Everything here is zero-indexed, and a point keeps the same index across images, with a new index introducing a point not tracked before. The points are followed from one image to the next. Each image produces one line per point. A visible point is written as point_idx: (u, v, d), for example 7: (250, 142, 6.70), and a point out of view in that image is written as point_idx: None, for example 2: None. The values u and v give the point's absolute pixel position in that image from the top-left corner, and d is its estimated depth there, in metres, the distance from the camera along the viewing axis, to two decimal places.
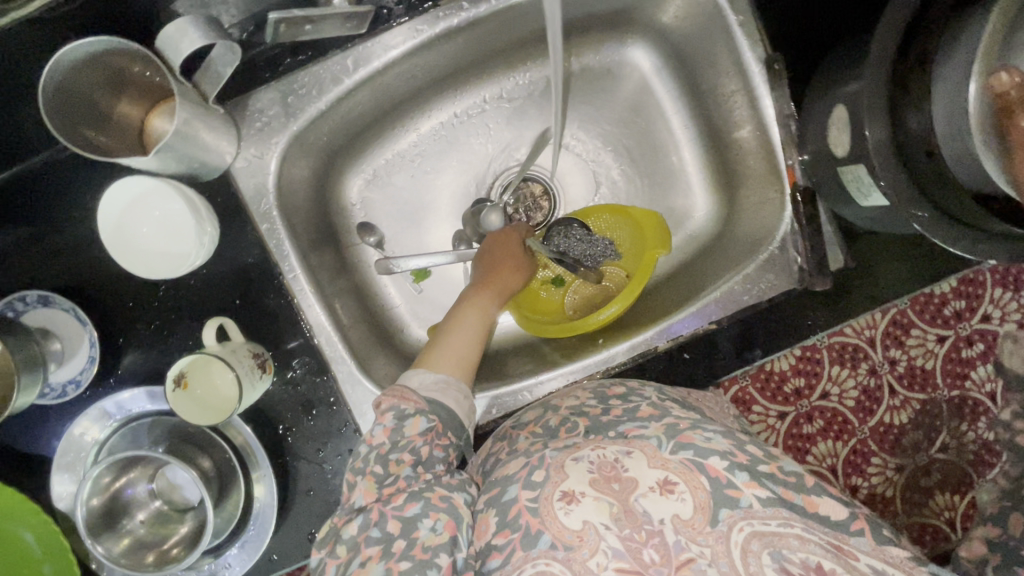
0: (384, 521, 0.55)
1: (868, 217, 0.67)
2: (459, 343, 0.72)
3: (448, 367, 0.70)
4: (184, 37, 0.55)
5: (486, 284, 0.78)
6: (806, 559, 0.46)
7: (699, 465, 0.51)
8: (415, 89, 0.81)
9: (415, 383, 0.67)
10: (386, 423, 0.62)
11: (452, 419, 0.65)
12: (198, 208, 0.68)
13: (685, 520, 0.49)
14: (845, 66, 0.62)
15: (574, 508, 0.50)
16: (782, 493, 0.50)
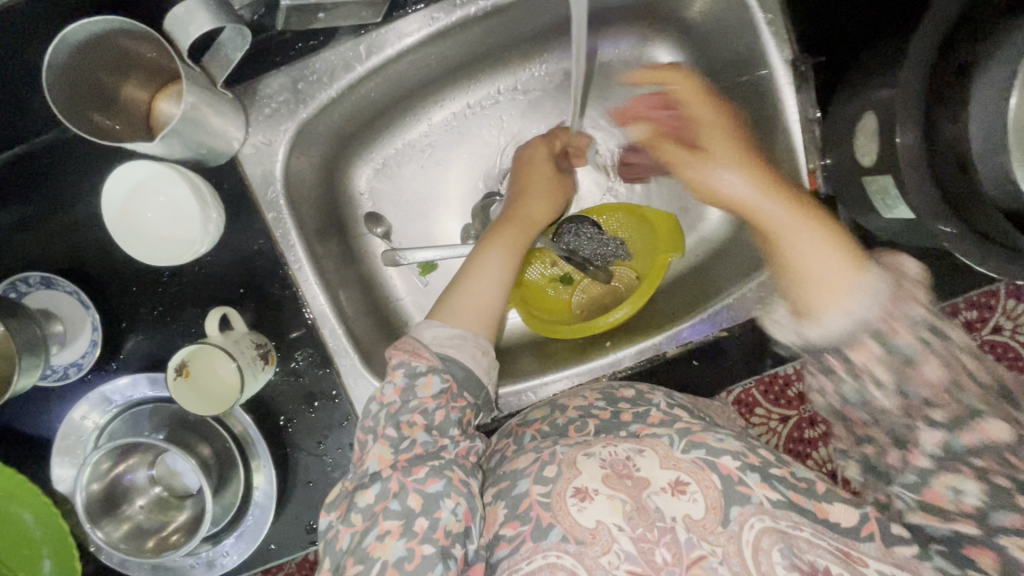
0: (405, 494, 0.54)
1: (890, 229, 0.66)
2: (479, 287, 0.69)
3: (467, 320, 0.67)
4: (194, 21, 0.53)
5: (506, 222, 0.75)
6: (814, 561, 0.49)
7: (711, 464, 0.53)
8: (429, 77, 0.79)
9: (430, 338, 0.65)
10: (397, 381, 0.60)
11: (469, 378, 0.63)
12: (204, 195, 0.66)
13: (696, 521, 0.51)
14: (876, 71, 0.60)
15: (587, 505, 0.52)
16: (792, 497, 0.53)
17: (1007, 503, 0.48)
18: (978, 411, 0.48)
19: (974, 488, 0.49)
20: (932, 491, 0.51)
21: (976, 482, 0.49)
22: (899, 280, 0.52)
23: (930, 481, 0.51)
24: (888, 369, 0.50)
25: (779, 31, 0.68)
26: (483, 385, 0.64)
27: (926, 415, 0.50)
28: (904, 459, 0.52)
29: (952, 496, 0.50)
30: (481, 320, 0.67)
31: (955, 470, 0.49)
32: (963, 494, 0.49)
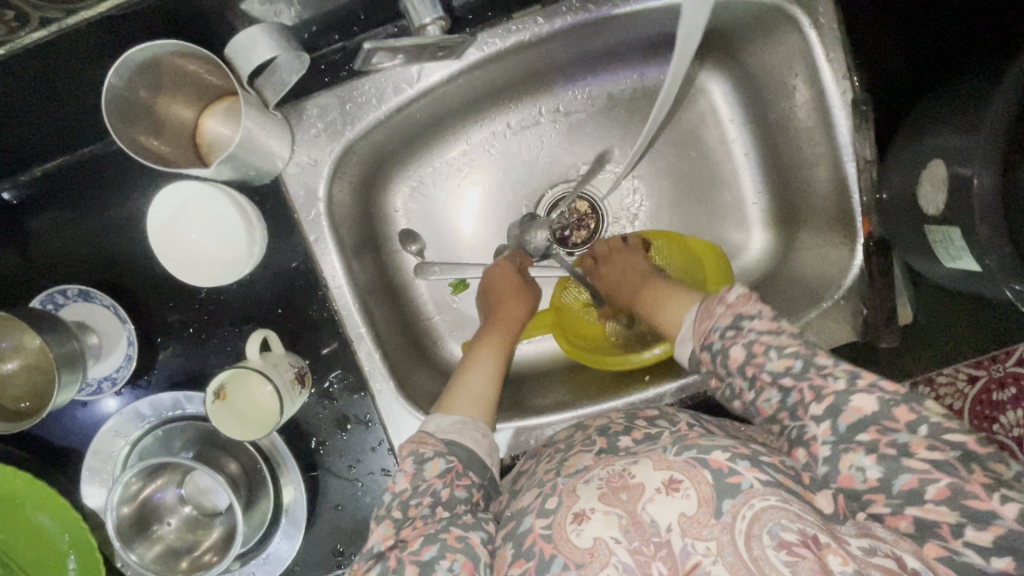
0: (402, 568, 0.53)
1: (946, 276, 0.64)
2: (475, 382, 0.70)
3: (464, 408, 0.68)
4: (257, 47, 0.54)
5: (491, 325, 0.78)
6: (804, 529, 0.46)
7: (702, 461, 0.50)
8: (473, 99, 0.77)
9: (433, 428, 0.65)
10: (406, 469, 0.60)
11: (472, 457, 0.62)
12: (248, 214, 0.66)
13: (691, 517, 0.48)
14: (943, 113, 0.58)
15: (585, 527, 0.49)
16: (781, 479, 0.51)
17: (900, 467, 0.50)
18: (841, 390, 0.53)
19: (870, 462, 0.50)
20: (843, 475, 0.52)
21: (870, 456, 0.51)
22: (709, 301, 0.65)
23: (837, 466, 0.52)
24: (731, 367, 0.59)
25: (839, 70, 0.66)
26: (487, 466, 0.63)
27: (804, 405, 0.54)
28: (811, 454, 0.53)
29: (859, 475, 0.51)
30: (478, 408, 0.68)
31: (850, 448, 0.51)
32: (867, 469, 0.51)
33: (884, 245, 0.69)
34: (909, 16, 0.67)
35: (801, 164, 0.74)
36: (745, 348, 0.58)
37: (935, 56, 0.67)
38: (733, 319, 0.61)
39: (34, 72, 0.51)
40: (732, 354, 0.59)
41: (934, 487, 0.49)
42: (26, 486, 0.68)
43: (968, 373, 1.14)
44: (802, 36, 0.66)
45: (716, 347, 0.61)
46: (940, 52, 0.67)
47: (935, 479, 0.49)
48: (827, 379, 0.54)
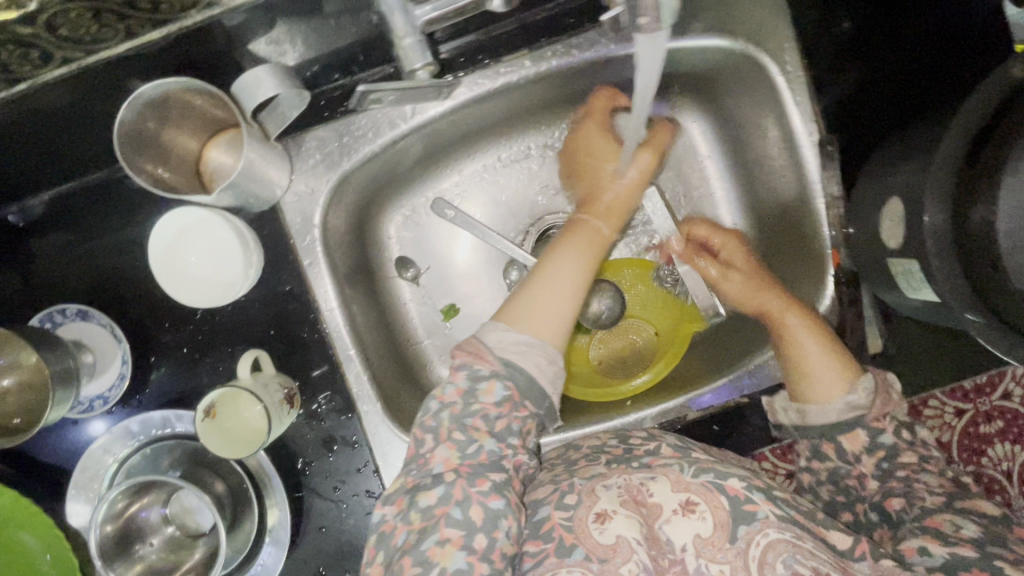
0: (468, 504, 0.54)
1: (910, 307, 0.67)
2: (546, 296, 0.67)
3: (530, 325, 0.65)
4: (261, 85, 0.58)
5: (569, 233, 0.74)
6: (817, 566, 0.51)
7: (718, 486, 0.55)
8: (465, 134, 0.81)
9: (494, 340, 0.64)
10: (459, 383, 0.61)
11: (530, 385, 0.63)
12: (245, 237, 0.70)
13: (706, 539, 0.53)
14: (899, 155, 0.62)
15: (607, 525, 0.53)
16: (795, 517, 0.55)
17: (1004, 543, 0.52)
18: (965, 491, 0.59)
19: (973, 527, 0.54)
20: (934, 520, 0.56)
21: (976, 524, 0.54)
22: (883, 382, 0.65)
23: (930, 514, 0.57)
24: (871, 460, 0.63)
25: (806, 112, 0.70)
26: (546, 394, 0.63)
27: (921, 479, 0.60)
28: (907, 503, 0.59)
29: (951, 527, 0.54)
30: (554, 332, 0.66)
31: (957, 513, 0.56)
32: (963, 527, 0.54)
33: (853, 278, 0.73)
34: (867, 64, 0.72)
35: (776, 200, 0.78)
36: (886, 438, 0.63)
37: (892, 102, 0.72)
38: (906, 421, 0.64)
39: (48, 105, 0.54)
40: (878, 449, 0.63)
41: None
42: (13, 504, 0.68)
43: (955, 406, 1.16)
44: (771, 84, 0.70)
45: (884, 437, 0.63)
46: (899, 98, 0.72)
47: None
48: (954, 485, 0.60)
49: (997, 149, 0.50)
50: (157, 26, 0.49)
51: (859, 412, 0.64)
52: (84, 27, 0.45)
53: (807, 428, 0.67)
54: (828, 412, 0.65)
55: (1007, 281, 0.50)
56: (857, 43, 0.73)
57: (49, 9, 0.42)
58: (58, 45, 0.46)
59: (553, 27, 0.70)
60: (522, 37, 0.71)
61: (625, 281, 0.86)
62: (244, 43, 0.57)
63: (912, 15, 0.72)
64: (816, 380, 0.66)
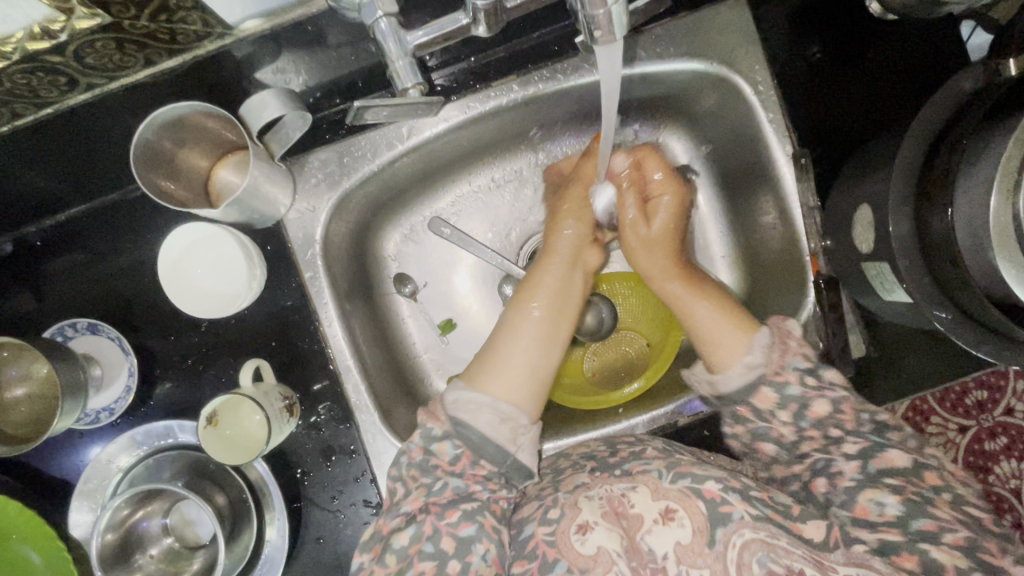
0: (439, 537, 0.59)
1: (889, 311, 0.69)
2: (507, 358, 0.69)
3: (493, 386, 0.67)
4: (267, 107, 0.62)
5: (520, 292, 0.76)
6: (791, 564, 0.52)
7: (696, 490, 0.57)
8: (460, 155, 0.86)
9: (450, 399, 0.66)
10: (414, 442, 0.65)
11: (484, 443, 0.64)
12: (251, 252, 0.73)
13: (686, 546, 0.54)
14: (867, 165, 0.65)
15: (588, 536, 0.55)
16: (770, 515, 0.56)
17: (921, 512, 0.55)
18: (881, 442, 0.60)
19: (893, 500, 0.56)
20: (860, 506, 0.57)
21: (895, 494, 0.56)
22: (781, 333, 0.68)
23: (855, 497, 0.58)
24: (787, 415, 0.64)
25: (781, 128, 0.74)
26: (506, 452, 0.65)
27: (840, 445, 0.61)
28: (832, 485, 0.60)
29: (877, 508, 0.57)
30: (515, 387, 0.68)
31: (875, 485, 0.58)
32: (886, 505, 0.56)
33: (833, 282, 0.74)
34: (835, 85, 0.78)
35: (757, 215, 0.82)
36: (829, 406, 0.63)
37: (860, 119, 0.77)
38: (810, 366, 0.65)
39: (70, 127, 0.59)
40: (788, 401, 0.64)
41: (952, 535, 0.53)
42: (16, 514, 0.69)
43: (956, 421, 1.16)
44: (747, 103, 0.74)
45: (790, 388, 0.64)
46: (870, 115, 0.77)
47: (954, 529, 0.53)
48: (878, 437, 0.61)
49: (948, 156, 0.54)
50: (173, 54, 0.54)
51: (759, 371, 0.67)
52: (108, 56, 0.50)
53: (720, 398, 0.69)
54: (731, 377, 0.68)
55: (969, 278, 0.53)
56: (825, 66, 0.78)
57: (76, 40, 0.46)
58: (84, 72, 0.51)
59: (539, 54, 0.75)
60: (510, 64, 0.76)
61: (618, 292, 0.90)
62: (252, 70, 0.61)
63: (877, 38, 0.76)
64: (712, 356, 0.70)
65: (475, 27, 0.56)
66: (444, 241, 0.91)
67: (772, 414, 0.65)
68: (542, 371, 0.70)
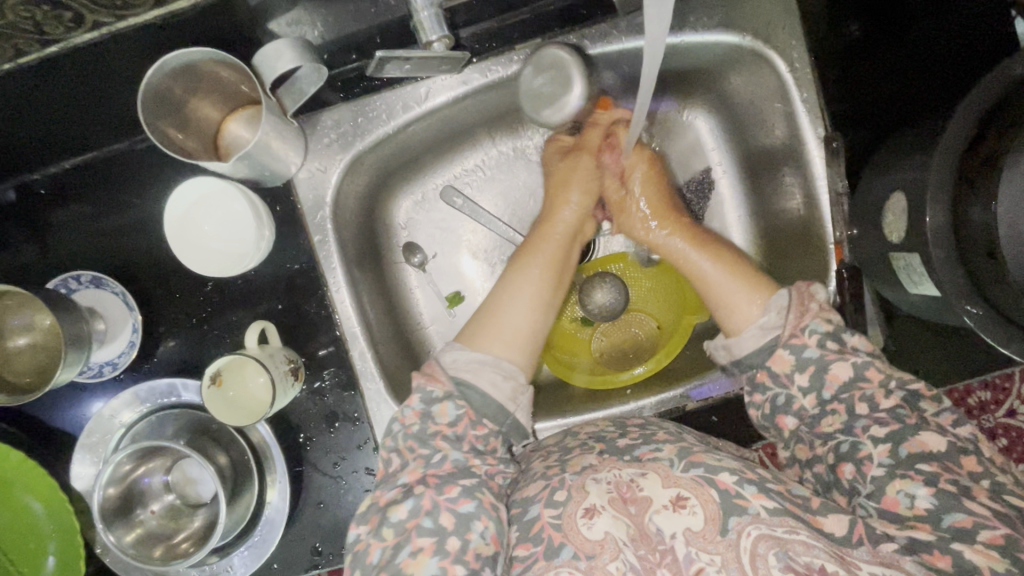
0: (438, 513, 0.57)
1: (913, 304, 0.67)
2: (506, 321, 0.71)
3: (491, 344, 0.69)
4: (281, 58, 0.60)
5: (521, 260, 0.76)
6: (811, 561, 0.50)
7: (709, 480, 0.55)
8: (478, 121, 0.83)
9: (449, 360, 0.68)
10: (415, 406, 0.64)
11: (486, 403, 0.66)
12: (259, 211, 0.71)
13: (696, 532, 0.52)
14: (904, 151, 0.63)
15: (595, 521, 0.54)
16: (788, 507, 0.54)
17: (956, 504, 0.52)
18: (908, 423, 0.58)
19: (926, 492, 0.54)
20: (889, 498, 0.56)
21: (926, 486, 0.54)
22: (801, 296, 0.67)
23: (884, 487, 0.56)
24: (806, 378, 0.63)
25: (813, 109, 0.71)
26: (506, 412, 0.66)
27: (866, 427, 0.59)
28: (859, 472, 0.58)
29: (907, 501, 0.55)
30: (510, 344, 0.69)
31: (906, 475, 0.55)
32: (919, 497, 0.54)
33: (855, 271, 0.73)
34: (872, 68, 0.74)
35: (779, 199, 0.80)
36: (852, 371, 0.62)
37: (898, 103, 0.74)
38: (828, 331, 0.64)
39: (76, 69, 0.56)
40: (806, 363, 0.63)
41: (988, 532, 0.50)
42: (18, 464, 0.69)
43: None
44: (779, 81, 0.72)
45: (808, 352, 0.63)
46: (907, 99, 0.73)
47: (991, 526, 0.50)
48: (911, 421, 0.58)
49: (996, 142, 0.51)
50: None
51: (776, 333, 0.66)
52: None
53: (738, 362, 0.68)
54: (744, 339, 0.68)
55: (1005, 270, 0.51)
56: (861, 46, 0.74)
57: None
58: (91, 8, 0.48)
59: (566, 18, 0.72)
60: (536, 28, 0.72)
61: (632, 275, 0.88)
62: (268, 18, 0.59)
63: (919, 20, 0.73)
64: (734, 314, 0.70)
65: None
66: (454, 212, 0.89)
67: (787, 382, 0.64)
68: (538, 331, 0.72)
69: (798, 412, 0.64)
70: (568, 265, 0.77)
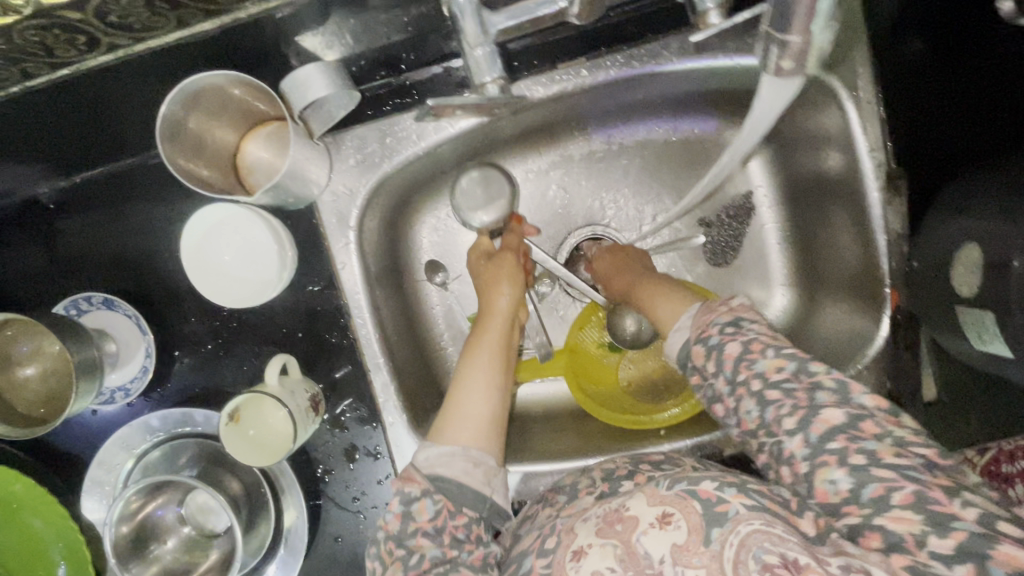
0: None
1: (974, 358, 0.63)
2: (469, 409, 0.64)
3: (459, 438, 0.62)
4: (312, 86, 0.57)
5: (471, 346, 0.69)
6: (786, 554, 0.44)
7: (690, 492, 0.49)
8: (510, 139, 0.76)
9: (422, 460, 0.61)
10: (394, 510, 0.58)
11: (465, 492, 0.59)
12: (282, 238, 0.68)
13: (681, 546, 0.46)
14: (983, 197, 0.58)
15: (583, 562, 0.48)
16: (767, 505, 0.49)
17: (867, 476, 0.47)
18: (816, 403, 0.51)
19: (845, 473, 0.48)
20: (819, 489, 0.49)
21: (842, 467, 0.48)
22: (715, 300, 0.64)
23: (812, 479, 0.50)
24: (714, 367, 0.57)
25: (875, 139, 0.66)
26: (484, 496, 0.60)
27: (777, 418, 0.52)
28: (794, 472, 0.51)
29: (832, 487, 0.48)
30: (476, 433, 0.62)
31: (825, 460, 0.49)
32: (838, 480, 0.48)
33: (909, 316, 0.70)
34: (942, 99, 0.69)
35: (831, 234, 0.75)
36: (740, 346, 0.56)
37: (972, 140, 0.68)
38: (732, 318, 0.60)
39: (89, 90, 0.51)
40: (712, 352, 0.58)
41: (900, 494, 0.46)
42: (27, 492, 0.66)
43: None
44: (843, 114, 0.67)
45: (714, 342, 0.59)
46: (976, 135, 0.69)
47: (901, 487, 0.46)
48: (806, 395, 0.52)
49: None
50: (210, 16, 0.46)
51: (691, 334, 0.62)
52: (136, 14, 0.43)
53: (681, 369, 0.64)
54: None
55: None
56: (935, 74, 0.69)
57: None
58: (105, 31, 0.44)
59: (615, 36, 0.67)
60: (582, 45, 0.67)
61: None
62: (295, 33, 0.54)
63: None
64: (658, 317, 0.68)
65: (571, 11, 0.54)
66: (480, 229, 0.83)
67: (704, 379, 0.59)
68: (499, 416, 0.65)
69: (724, 404, 0.57)
70: (513, 351, 0.70)
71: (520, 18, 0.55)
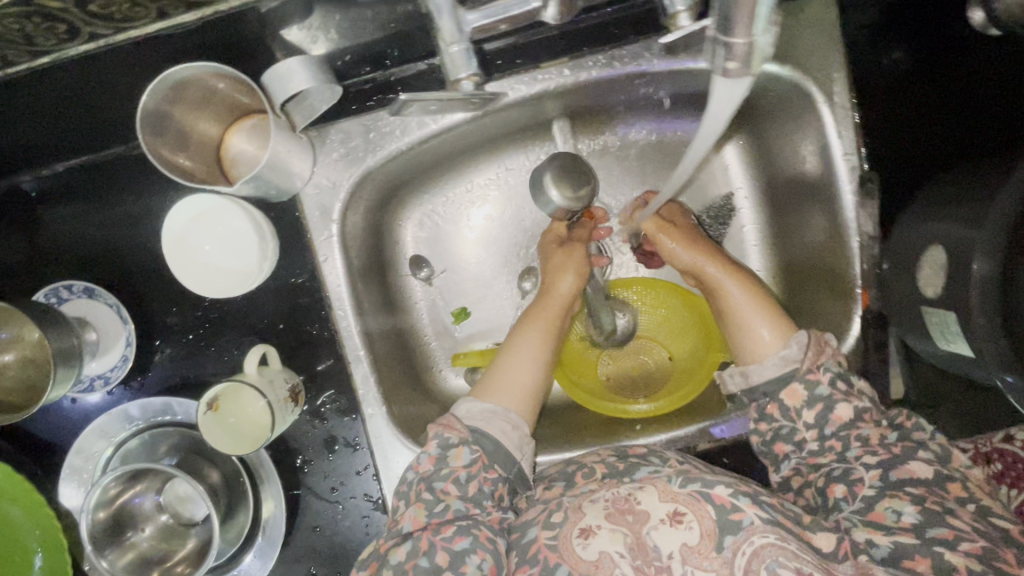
0: (434, 551, 0.56)
1: (940, 357, 0.65)
2: (514, 373, 0.68)
3: (501, 398, 0.66)
4: (293, 79, 0.58)
5: (526, 317, 0.73)
6: (800, 569, 0.48)
7: (705, 496, 0.52)
8: (495, 136, 0.77)
9: (463, 411, 0.66)
10: (431, 452, 0.62)
11: (498, 449, 0.63)
12: (263, 228, 0.68)
13: (693, 547, 0.50)
14: (950, 201, 0.60)
15: (591, 541, 0.51)
16: (780, 519, 0.52)
17: (940, 521, 0.52)
18: (899, 454, 0.58)
19: (912, 510, 0.53)
20: (876, 513, 0.55)
21: (913, 504, 0.54)
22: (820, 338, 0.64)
23: (874, 505, 0.55)
24: (812, 415, 0.61)
25: (849, 143, 0.68)
26: (513, 459, 0.63)
27: (858, 455, 0.59)
28: (850, 492, 0.57)
29: (893, 515, 0.54)
30: (517, 398, 0.67)
31: (895, 494, 0.55)
32: (904, 514, 0.53)
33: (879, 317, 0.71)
34: (916, 105, 0.71)
35: (806, 234, 0.76)
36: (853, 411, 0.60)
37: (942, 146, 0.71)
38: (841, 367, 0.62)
39: (73, 79, 0.52)
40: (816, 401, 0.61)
41: (969, 543, 0.50)
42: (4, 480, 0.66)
43: None
44: (818, 118, 0.68)
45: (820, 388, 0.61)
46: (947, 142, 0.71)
47: (972, 539, 0.51)
48: (900, 448, 0.58)
49: None
50: (193, 9, 0.47)
51: (793, 366, 0.63)
52: (116, 4, 0.44)
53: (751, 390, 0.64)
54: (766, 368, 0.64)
55: None
56: (909, 81, 0.71)
57: None
58: (87, 20, 0.45)
59: (597, 37, 0.68)
60: (563, 45, 0.68)
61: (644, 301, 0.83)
62: (278, 28, 0.55)
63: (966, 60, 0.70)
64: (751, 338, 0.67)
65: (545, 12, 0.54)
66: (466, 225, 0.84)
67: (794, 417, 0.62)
68: (541, 386, 0.69)
69: (799, 442, 0.62)
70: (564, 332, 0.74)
71: (497, 17, 0.53)
